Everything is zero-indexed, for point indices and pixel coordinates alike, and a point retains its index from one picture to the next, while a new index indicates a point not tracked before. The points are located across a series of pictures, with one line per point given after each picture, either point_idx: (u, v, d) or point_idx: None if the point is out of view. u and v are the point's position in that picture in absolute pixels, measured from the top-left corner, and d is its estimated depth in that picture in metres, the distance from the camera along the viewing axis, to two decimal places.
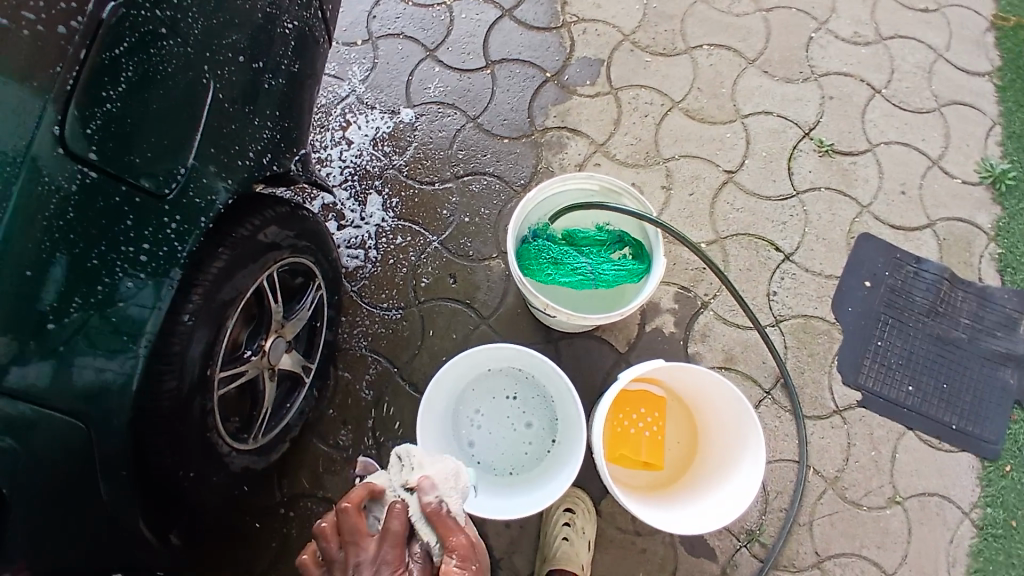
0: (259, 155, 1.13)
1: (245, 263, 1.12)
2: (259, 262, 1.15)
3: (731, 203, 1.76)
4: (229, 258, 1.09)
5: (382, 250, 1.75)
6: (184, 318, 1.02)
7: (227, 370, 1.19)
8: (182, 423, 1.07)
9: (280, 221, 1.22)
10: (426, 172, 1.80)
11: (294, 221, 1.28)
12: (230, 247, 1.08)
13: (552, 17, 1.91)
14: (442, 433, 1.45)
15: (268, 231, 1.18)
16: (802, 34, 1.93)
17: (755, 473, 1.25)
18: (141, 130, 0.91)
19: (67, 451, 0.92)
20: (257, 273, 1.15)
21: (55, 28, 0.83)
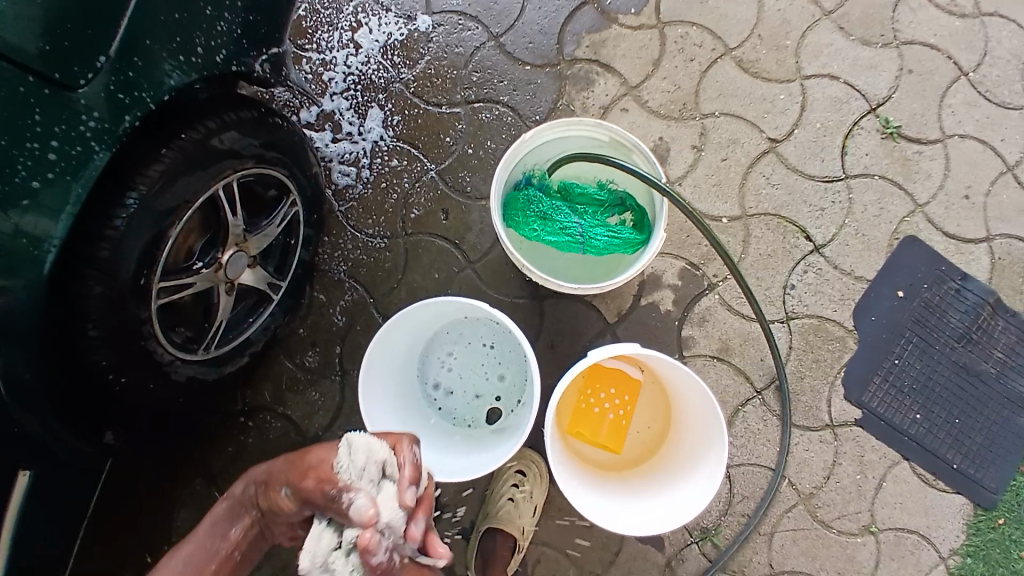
0: (211, 53, 1.08)
1: (192, 170, 1.07)
2: (211, 174, 1.10)
3: (766, 176, 1.55)
4: (171, 159, 1.05)
5: (376, 170, 1.61)
6: (113, 223, 1.01)
7: (169, 280, 1.13)
8: (115, 327, 1.07)
9: (241, 128, 1.14)
10: (434, 91, 1.62)
11: (262, 128, 1.20)
12: (178, 148, 1.06)
13: None
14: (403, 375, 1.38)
15: (225, 136, 1.11)
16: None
17: (707, 486, 1.16)
18: (57, 16, 0.89)
19: None
20: (209, 182, 1.11)
21: None
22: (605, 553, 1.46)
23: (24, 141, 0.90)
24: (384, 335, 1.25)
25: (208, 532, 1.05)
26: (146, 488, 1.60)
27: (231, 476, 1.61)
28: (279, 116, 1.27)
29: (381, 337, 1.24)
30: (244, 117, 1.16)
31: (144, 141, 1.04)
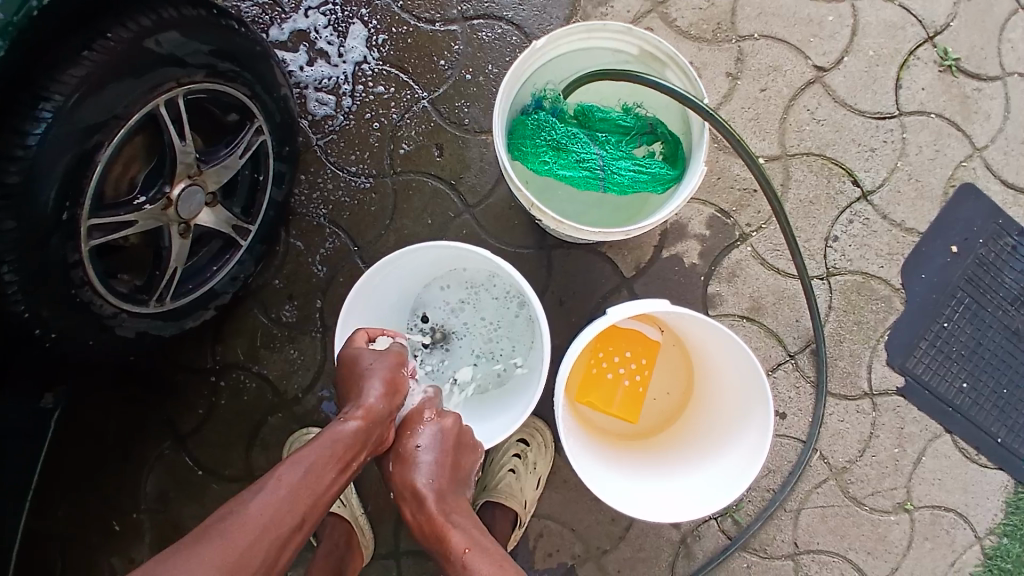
0: None
1: (120, 76, 0.90)
2: (147, 83, 0.93)
3: (810, 110, 1.34)
4: (98, 64, 0.88)
5: (359, 100, 1.39)
6: (26, 141, 0.85)
7: (104, 216, 0.97)
8: (35, 268, 0.92)
9: (184, 27, 0.95)
10: (426, 6, 1.39)
11: (212, 32, 0.99)
12: (108, 49, 0.89)
13: None
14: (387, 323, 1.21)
15: (163, 38, 0.93)
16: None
17: (733, 482, 1.03)
18: None
19: None
20: (146, 96, 0.94)
21: None
22: (613, 528, 1.33)
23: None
24: (361, 286, 1.07)
25: (333, 442, 0.85)
26: (108, 452, 1.45)
27: (203, 440, 1.46)
28: (237, 19, 1.06)
29: (358, 289, 1.05)
30: (190, 15, 0.96)
31: (65, 40, 0.87)
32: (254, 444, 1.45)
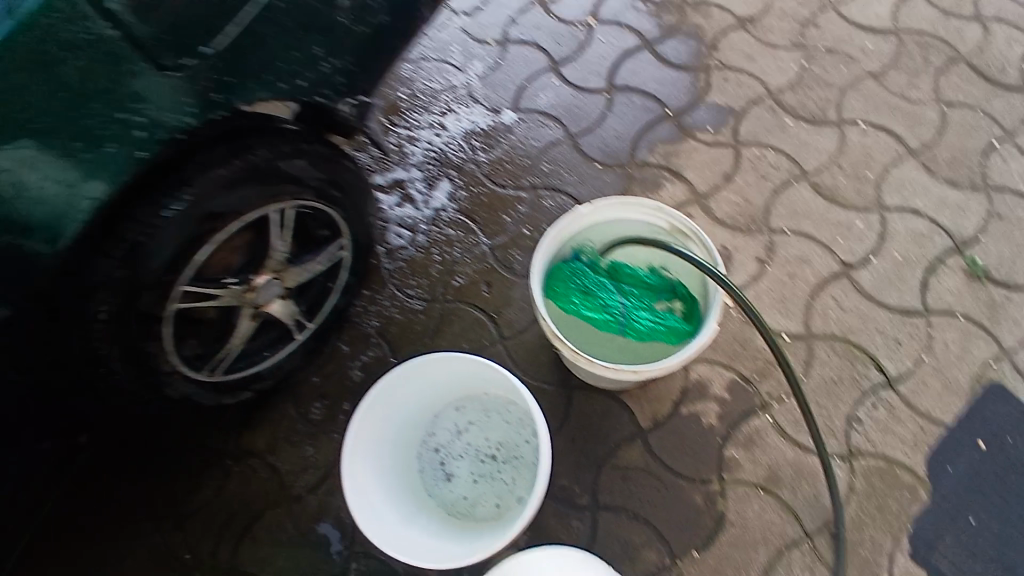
0: (315, 86, 1.10)
1: (252, 186, 1.07)
2: (270, 194, 1.11)
3: (837, 299, 1.44)
4: (244, 170, 1.04)
5: (429, 236, 1.62)
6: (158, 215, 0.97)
7: (201, 286, 1.13)
8: (123, 318, 1.03)
9: (312, 159, 1.15)
10: (504, 174, 1.68)
11: (335, 167, 1.21)
12: (262, 166, 1.07)
13: (692, 57, 1.80)
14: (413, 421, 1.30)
15: (295, 165, 1.12)
16: (980, 137, 1.65)
17: None
18: (169, 30, 0.84)
19: None
20: (266, 203, 1.12)
21: None
22: None
23: (87, 101, 0.82)
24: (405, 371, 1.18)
25: None
26: (112, 500, 1.45)
27: (197, 522, 1.43)
28: (337, 118, 1.23)
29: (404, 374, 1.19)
30: (281, 127, 1.09)
31: (216, 148, 1.00)
32: (242, 539, 1.41)
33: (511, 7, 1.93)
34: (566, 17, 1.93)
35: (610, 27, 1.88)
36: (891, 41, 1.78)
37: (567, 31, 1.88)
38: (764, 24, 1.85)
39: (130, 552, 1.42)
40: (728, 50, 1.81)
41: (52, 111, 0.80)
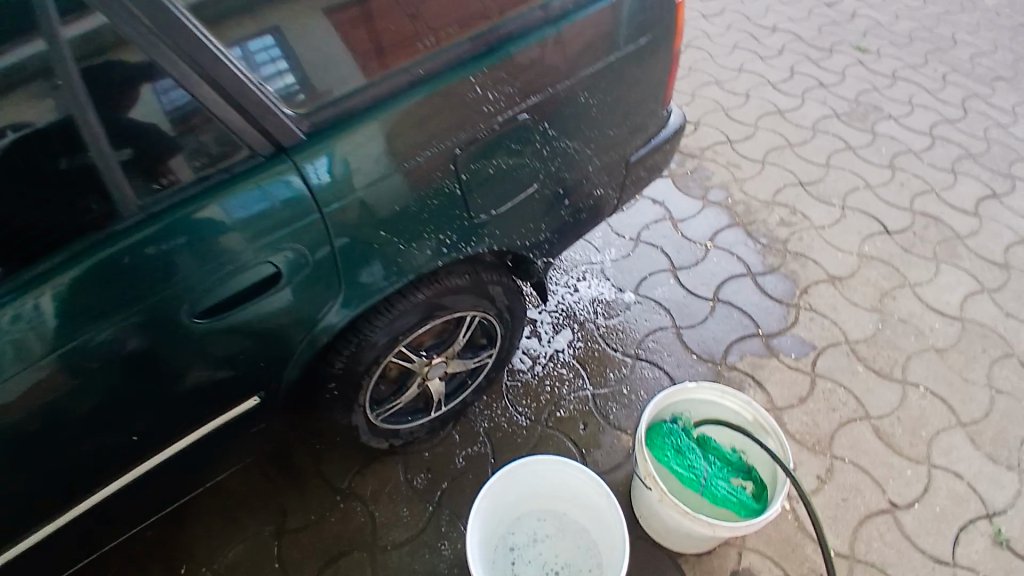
0: (530, 244, 1.58)
1: (470, 295, 1.53)
2: (476, 303, 1.57)
3: (880, 532, 1.64)
4: (470, 280, 1.50)
5: (546, 369, 2.01)
6: (413, 296, 1.40)
7: (405, 351, 1.54)
8: (358, 359, 1.42)
9: (506, 288, 1.63)
10: (616, 340, 2.08)
11: (514, 298, 1.69)
12: (479, 281, 1.53)
13: (789, 295, 2.22)
14: (508, 510, 1.57)
15: (496, 288, 1.60)
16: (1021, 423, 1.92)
17: None
18: (477, 192, 1.34)
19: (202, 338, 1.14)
20: (471, 308, 1.57)
21: (495, 108, 1.30)
22: None
23: (387, 239, 1.25)
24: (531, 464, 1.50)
25: None
26: (239, 501, 1.76)
27: (297, 537, 1.70)
28: (528, 272, 1.69)
29: (528, 466, 1.51)
30: (495, 263, 1.58)
31: (459, 265, 1.47)
32: (326, 568, 1.65)
33: (646, 218, 2.53)
34: (690, 237, 2.45)
35: (723, 254, 2.38)
36: (957, 327, 2.18)
37: (687, 245, 2.42)
38: (851, 287, 2.28)
39: (244, 542, 1.69)
40: (819, 298, 2.22)
41: (359, 242, 1.21)
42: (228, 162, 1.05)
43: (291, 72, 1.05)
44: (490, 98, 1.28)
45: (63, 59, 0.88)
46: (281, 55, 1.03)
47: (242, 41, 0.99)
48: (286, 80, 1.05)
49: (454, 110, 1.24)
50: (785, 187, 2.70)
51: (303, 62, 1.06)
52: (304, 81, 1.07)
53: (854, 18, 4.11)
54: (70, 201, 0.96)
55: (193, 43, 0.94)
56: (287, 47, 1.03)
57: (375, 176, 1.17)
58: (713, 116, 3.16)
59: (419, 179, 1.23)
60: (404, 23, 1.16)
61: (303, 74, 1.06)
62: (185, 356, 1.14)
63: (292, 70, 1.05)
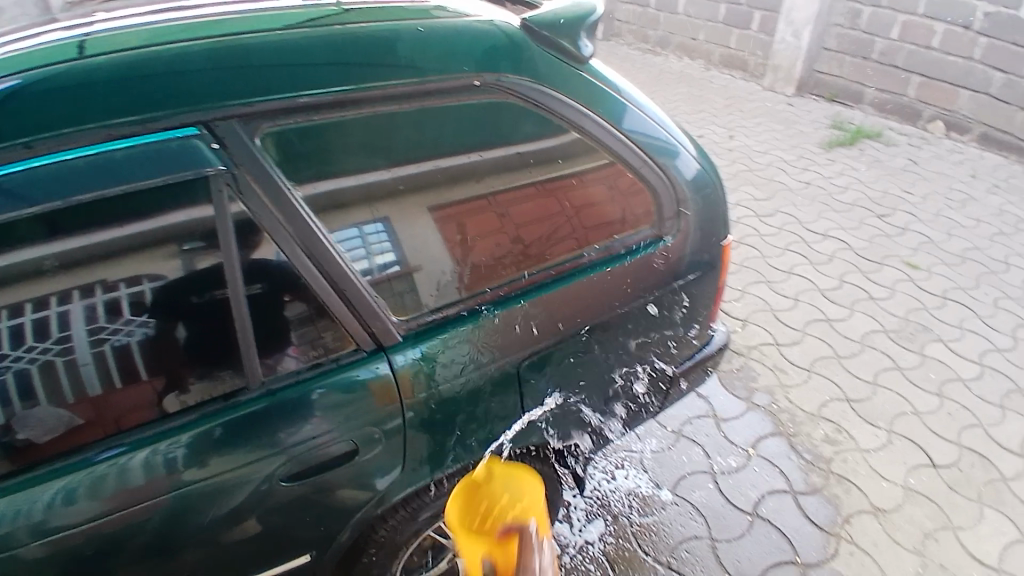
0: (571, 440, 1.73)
1: None
2: None
3: None
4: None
5: (574, 561, 2.01)
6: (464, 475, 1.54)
7: (442, 528, 1.61)
8: (398, 534, 1.51)
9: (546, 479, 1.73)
10: (648, 542, 2.07)
11: (551, 488, 1.77)
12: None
13: (831, 522, 2.20)
14: None
15: (535, 477, 1.70)
16: None
17: None
18: (535, 386, 1.56)
19: (264, 484, 1.26)
20: None
21: (563, 320, 1.55)
22: None
23: (451, 421, 1.44)
24: None
25: None
26: None
27: None
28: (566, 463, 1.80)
29: None
30: (536, 453, 1.70)
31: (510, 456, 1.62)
32: None
33: (689, 412, 2.60)
34: (733, 440, 2.48)
35: (765, 465, 2.38)
36: None
37: (728, 447, 2.44)
38: (895, 522, 2.23)
39: None
40: (861, 530, 2.18)
41: (425, 423, 1.40)
42: (334, 353, 1.30)
43: (395, 250, 1.33)
44: (563, 311, 1.54)
45: (225, 229, 1.15)
46: (392, 236, 1.32)
47: (369, 221, 1.28)
48: (390, 255, 1.32)
49: (532, 321, 1.50)
50: (831, 401, 2.73)
51: (406, 244, 1.34)
52: (402, 258, 1.34)
53: (904, 232, 4.33)
54: (222, 366, 1.22)
55: (330, 224, 1.24)
56: (397, 231, 1.32)
57: (452, 376, 1.40)
58: (761, 316, 3.30)
59: (490, 374, 1.46)
60: (496, 218, 1.45)
61: (404, 253, 1.34)
62: (265, 512, 1.29)
63: (397, 248, 1.33)
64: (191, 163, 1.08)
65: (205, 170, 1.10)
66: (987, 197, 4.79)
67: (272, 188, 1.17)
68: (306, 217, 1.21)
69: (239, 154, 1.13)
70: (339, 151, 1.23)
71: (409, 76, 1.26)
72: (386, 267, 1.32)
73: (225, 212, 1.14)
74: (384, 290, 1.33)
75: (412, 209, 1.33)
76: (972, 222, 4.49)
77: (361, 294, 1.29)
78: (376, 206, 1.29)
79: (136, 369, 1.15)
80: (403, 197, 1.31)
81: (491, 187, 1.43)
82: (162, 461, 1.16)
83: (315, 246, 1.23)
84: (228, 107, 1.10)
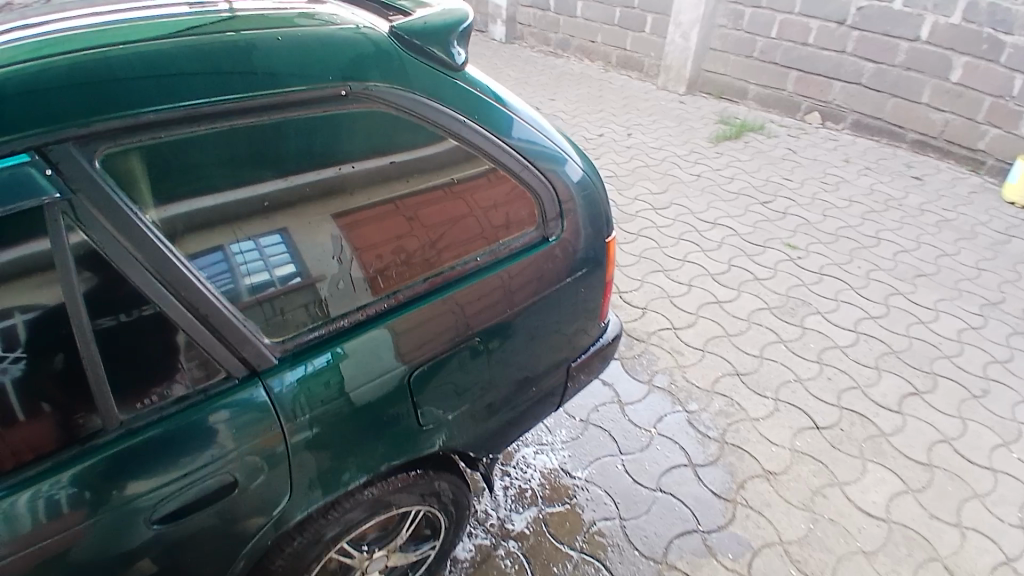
0: (471, 443, 1.78)
1: (413, 491, 1.64)
2: (420, 497, 1.67)
3: None
4: (416, 478, 1.64)
5: (490, 558, 2.05)
6: (365, 489, 1.54)
7: (347, 546, 1.59)
8: (298, 559, 1.48)
9: (452, 485, 1.75)
10: (562, 531, 2.15)
11: (459, 492, 1.78)
12: (427, 480, 1.67)
13: (727, 490, 2.37)
14: None
15: (440, 483, 1.71)
16: None
17: None
18: (431, 390, 1.59)
19: (138, 528, 1.20)
20: (415, 503, 1.67)
21: (466, 321, 1.62)
22: None
23: (354, 432, 1.45)
24: None
25: None
26: None
27: None
28: (471, 463, 1.87)
29: None
30: (439, 459, 1.72)
31: (412, 467, 1.64)
32: None
33: (596, 399, 2.72)
34: (636, 423, 2.62)
35: (667, 442, 2.53)
36: (885, 528, 2.32)
37: (633, 430, 2.58)
38: (784, 483, 2.44)
39: None
40: (754, 493, 2.37)
41: (331, 433, 1.41)
42: (201, 383, 1.26)
43: (295, 263, 1.35)
44: (467, 310, 1.61)
45: (65, 262, 1.08)
46: (291, 248, 1.33)
47: (266, 234, 1.29)
48: (290, 267, 1.34)
49: (434, 323, 1.55)
50: (723, 376, 2.95)
51: (307, 255, 1.36)
52: (304, 270, 1.36)
53: (785, 216, 4.73)
54: (77, 408, 1.14)
55: (225, 236, 1.24)
56: (297, 241, 1.34)
57: (358, 381, 1.43)
58: (660, 303, 3.50)
59: (398, 377, 1.50)
60: (404, 222, 1.50)
61: (304, 265, 1.36)
62: (140, 554, 1.22)
63: (297, 261, 1.35)
64: (25, 193, 1.01)
65: (43, 198, 1.03)
66: (860, 178, 5.35)
67: (117, 216, 1.11)
68: (160, 244, 1.16)
69: (82, 182, 1.07)
70: (198, 169, 1.19)
71: (268, 89, 1.23)
72: (286, 279, 1.34)
73: (64, 243, 1.07)
74: (282, 302, 1.34)
75: (312, 219, 1.35)
76: (846, 202, 4.98)
77: (258, 306, 1.31)
78: (239, 227, 1.26)
79: (15, 406, 1.08)
80: (302, 208, 1.33)
81: (395, 193, 1.47)
82: (27, 509, 1.08)
83: (208, 257, 1.23)
84: (62, 130, 1.04)
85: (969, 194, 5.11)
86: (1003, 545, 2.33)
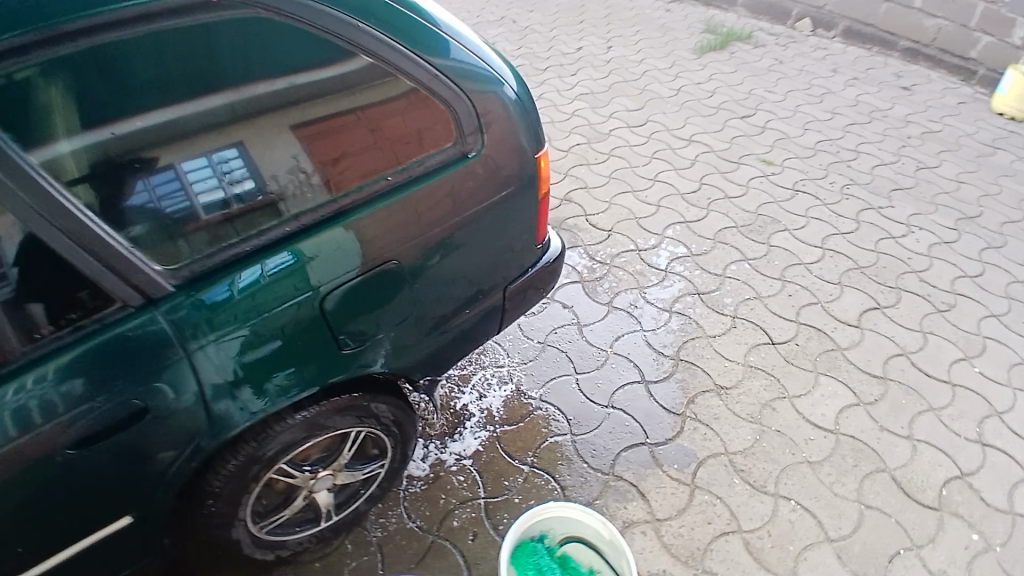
0: (412, 366, 1.80)
1: (349, 413, 1.67)
2: (358, 418, 1.70)
3: None
4: (352, 401, 1.66)
5: (443, 475, 2.13)
6: (296, 413, 1.56)
7: (288, 467, 1.63)
8: (236, 481, 1.53)
9: (394, 407, 1.78)
10: (516, 448, 2.23)
11: (400, 413, 1.81)
12: (364, 403, 1.69)
13: (677, 406, 2.44)
14: None
15: (379, 406, 1.74)
16: (890, 543, 2.12)
17: None
18: (361, 316, 1.56)
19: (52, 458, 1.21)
20: (353, 424, 1.70)
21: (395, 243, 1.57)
22: None
23: (284, 357, 1.45)
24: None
25: None
26: None
27: None
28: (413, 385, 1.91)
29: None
30: (375, 384, 1.73)
31: (348, 391, 1.66)
32: None
33: (554, 322, 2.74)
34: (592, 344, 2.65)
35: (621, 361, 2.58)
36: (832, 440, 2.42)
37: (589, 351, 2.62)
38: (735, 397, 2.51)
39: None
40: (702, 407, 2.45)
41: (255, 360, 1.41)
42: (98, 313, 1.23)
43: (254, 177, 1.35)
44: (401, 232, 1.57)
45: None
46: (248, 162, 1.33)
47: (220, 149, 1.29)
48: (249, 182, 1.35)
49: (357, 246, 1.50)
50: (683, 296, 2.96)
51: (265, 169, 1.36)
52: (263, 185, 1.37)
53: (763, 131, 4.59)
54: None
55: (175, 154, 1.24)
56: (255, 156, 1.34)
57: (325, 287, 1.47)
58: (626, 225, 3.45)
59: (321, 297, 1.46)
60: (365, 133, 1.49)
61: (262, 179, 1.36)
62: (59, 483, 1.24)
63: (255, 175, 1.35)
64: None
65: None
66: (846, 89, 5.14)
67: None
68: (38, 177, 1.11)
69: None
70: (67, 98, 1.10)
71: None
72: (247, 196, 1.35)
73: None
74: (199, 236, 1.31)
75: (266, 133, 1.34)
76: (828, 115, 4.82)
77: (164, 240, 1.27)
78: (171, 149, 1.23)
79: None
80: (253, 122, 1.32)
81: (354, 103, 1.45)
82: None
83: (161, 176, 1.24)
84: None
85: (959, 104, 4.95)
86: (957, 459, 2.42)
